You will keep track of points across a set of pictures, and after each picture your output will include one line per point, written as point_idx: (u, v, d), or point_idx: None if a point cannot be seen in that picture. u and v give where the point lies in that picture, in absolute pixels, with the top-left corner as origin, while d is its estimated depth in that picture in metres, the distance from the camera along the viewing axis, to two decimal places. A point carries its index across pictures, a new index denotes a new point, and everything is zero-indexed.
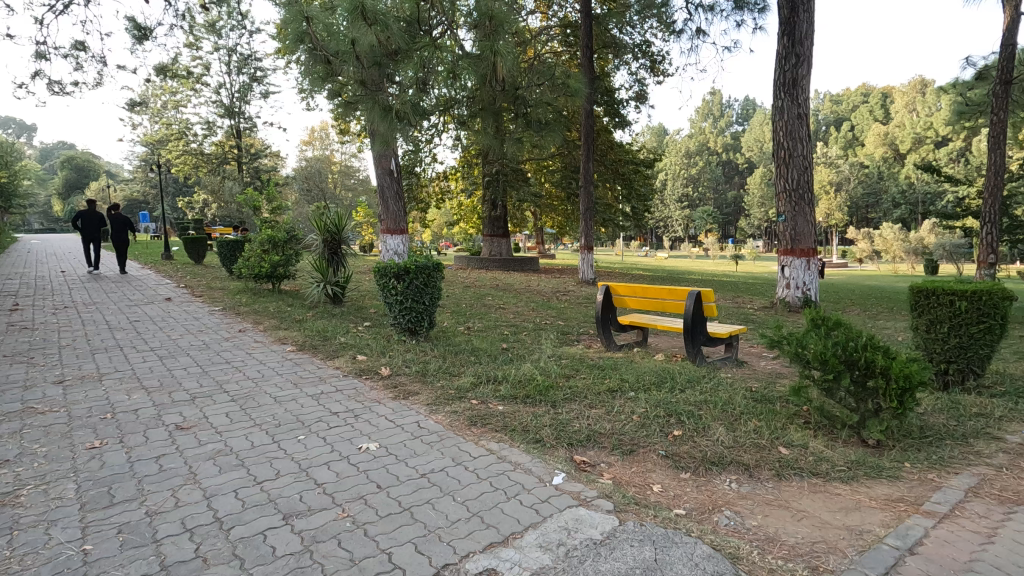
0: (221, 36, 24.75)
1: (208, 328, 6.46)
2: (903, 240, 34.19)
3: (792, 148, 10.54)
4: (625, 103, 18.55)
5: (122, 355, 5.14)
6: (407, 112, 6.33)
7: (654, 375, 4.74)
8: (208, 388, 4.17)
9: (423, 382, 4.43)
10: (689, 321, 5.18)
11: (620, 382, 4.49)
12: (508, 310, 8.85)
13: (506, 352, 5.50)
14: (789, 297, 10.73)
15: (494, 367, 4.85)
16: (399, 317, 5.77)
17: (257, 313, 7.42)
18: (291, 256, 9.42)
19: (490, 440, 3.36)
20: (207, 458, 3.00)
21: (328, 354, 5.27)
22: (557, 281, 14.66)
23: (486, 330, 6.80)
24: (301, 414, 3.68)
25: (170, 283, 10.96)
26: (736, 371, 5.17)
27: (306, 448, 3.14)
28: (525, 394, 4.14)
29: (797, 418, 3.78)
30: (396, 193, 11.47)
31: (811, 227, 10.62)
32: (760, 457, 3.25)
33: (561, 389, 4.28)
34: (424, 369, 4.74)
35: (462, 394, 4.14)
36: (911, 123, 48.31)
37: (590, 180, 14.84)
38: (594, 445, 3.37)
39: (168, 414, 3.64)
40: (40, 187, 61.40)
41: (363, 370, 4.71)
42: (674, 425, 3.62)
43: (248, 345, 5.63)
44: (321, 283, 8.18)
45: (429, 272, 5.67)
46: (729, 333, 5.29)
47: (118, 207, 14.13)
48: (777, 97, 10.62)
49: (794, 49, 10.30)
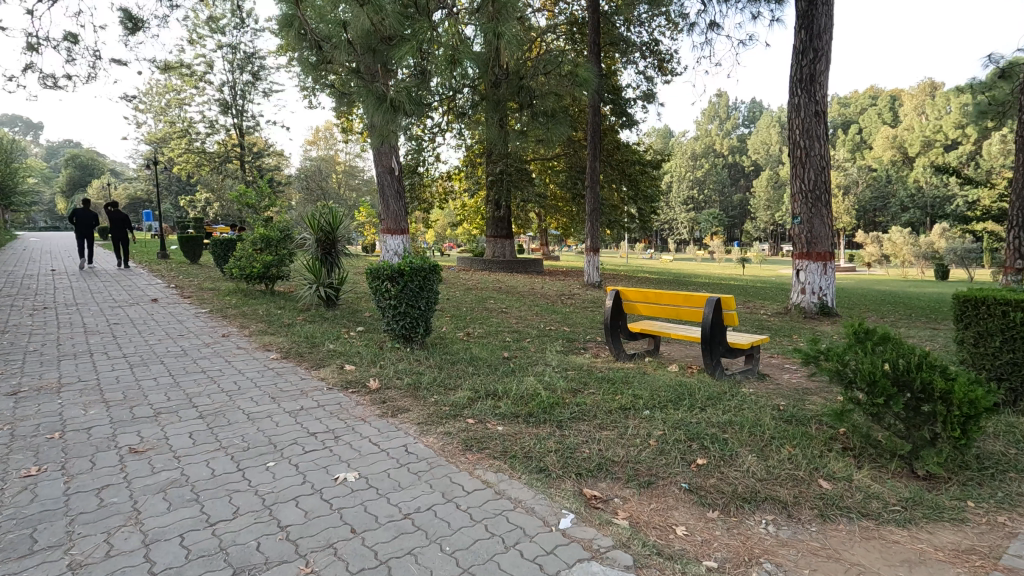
0: (224, 34, 24.47)
1: (190, 333, 6.06)
2: (913, 244, 33.62)
3: (809, 147, 10.08)
4: (633, 103, 18.15)
5: (90, 362, 4.73)
6: (402, 101, 5.93)
7: (671, 390, 4.30)
8: (176, 402, 3.75)
9: (414, 397, 4.00)
10: (707, 330, 4.73)
11: (633, 399, 4.05)
12: (511, 314, 8.45)
13: (507, 362, 5.07)
14: (804, 303, 10.29)
15: (494, 379, 4.43)
16: (393, 323, 5.36)
17: (245, 316, 7.01)
18: (284, 256, 9.03)
19: (487, 469, 2.93)
20: (156, 492, 2.58)
21: (313, 362, 4.85)
22: (561, 284, 14.26)
23: (487, 337, 6.37)
24: (275, 435, 3.26)
25: (161, 283, 10.55)
26: (758, 386, 4.74)
27: (274, 479, 2.72)
28: (528, 412, 3.72)
29: (834, 444, 3.35)
30: (396, 192, 11.05)
31: (828, 229, 10.15)
32: (799, 493, 2.82)
33: (568, 406, 3.85)
34: (417, 381, 4.31)
35: (458, 412, 3.71)
36: (920, 127, 47.73)
37: (596, 180, 14.39)
38: (606, 475, 2.94)
39: (125, 434, 3.21)
40: (43, 184, 61.40)
41: (349, 382, 4.28)
42: (697, 452, 3.18)
43: (228, 351, 5.21)
44: (314, 286, 7.79)
45: (426, 274, 5.24)
46: (750, 343, 4.85)
47: (117, 206, 13.67)
48: (793, 93, 10.19)
49: (811, 44, 9.85)
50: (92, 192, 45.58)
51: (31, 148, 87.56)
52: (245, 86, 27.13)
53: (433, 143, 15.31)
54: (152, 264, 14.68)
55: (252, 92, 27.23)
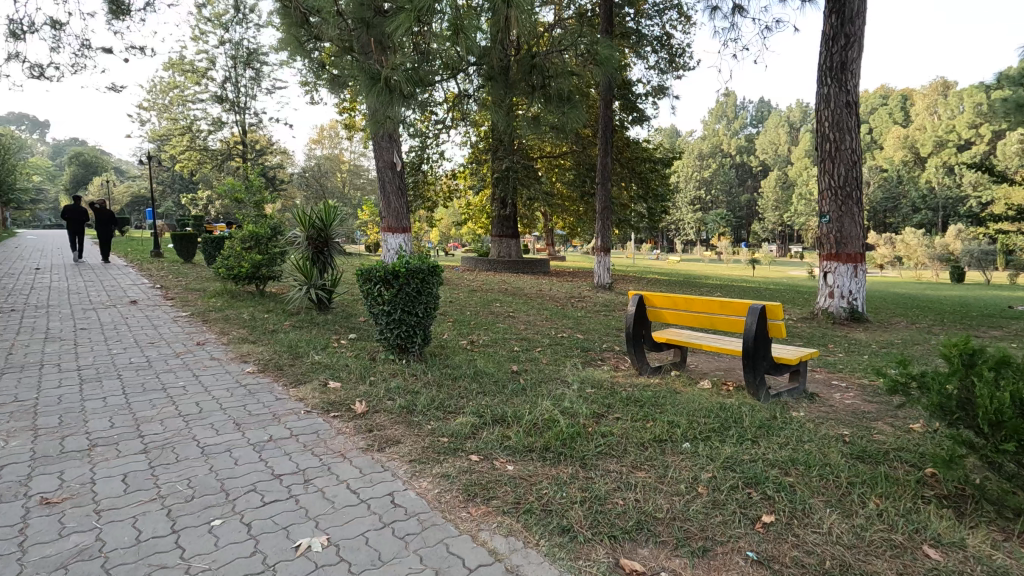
0: (226, 29, 23.94)
1: (162, 340, 5.44)
2: (927, 247, 32.84)
3: (840, 141, 9.38)
4: (643, 99, 17.54)
5: (35, 377, 4.10)
6: (398, 80, 5.21)
7: (711, 414, 3.65)
8: (120, 431, 3.11)
9: (407, 424, 3.34)
10: (749, 343, 4.07)
11: (668, 427, 3.39)
12: (518, 319, 7.79)
13: (517, 378, 4.41)
14: (832, 308, 9.63)
15: (503, 401, 3.77)
16: (387, 332, 4.71)
17: (227, 320, 6.38)
18: (275, 256, 8.39)
19: (494, 531, 2.28)
20: (53, 569, 1.92)
21: (292, 378, 4.19)
22: (569, 285, 13.63)
23: (494, 347, 5.71)
24: (231, 478, 2.61)
25: (147, 282, 9.94)
26: (810, 409, 4.06)
27: (216, 547, 2.07)
28: (544, 445, 3.08)
29: (927, 493, 2.68)
30: (398, 188, 10.39)
31: (859, 229, 9.45)
32: (903, 567, 2.13)
33: (592, 436, 3.20)
34: (411, 403, 3.66)
35: (458, 445, 3.05)
36: (933, 126, 46.72)
37: (608, 176, 13.63)
38: (648, 539, 2.27)
39: (41, 477, 2.56)
40: (49, 183, 61.26)
41: (330, 404, 3.63)
42: (762, 506, 2.50)
43: (199, 363, 4.57)
44: (304, 287, 7.14)
45: (424, 276, 4.61)
46: (799, 358, 4.19)
47: (104, 203, 14.04)
48: (822, 83, 9.50)
49: (843, 29, 9.15)
50: (91, 189, 45.04)
51: (37, 147, 87.56)
52: (248, 84, 26.70)
53: (437, 139, 14.69)
54: (143, 262, 14.09)
55: (255, 89, 26.80)
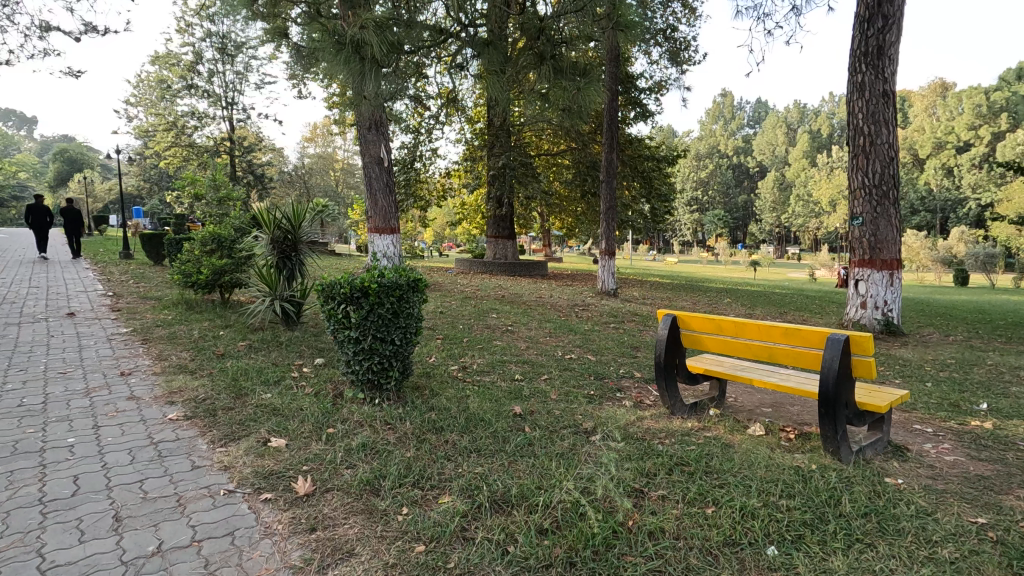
0: (209, 18, 22.70)
1: (80, 368, 4.38)
2: (930, 249, 32.03)
3: (875, 134, 8.41)
4: (647, 93, 16.60)
5: None
6: (371, 43, 4.17)
7: (789, 490, 2.65)
8: None
9: (368, 516, 2.32)
10: (830, 386, 3.06)
11: (739, 517, 2.38)
12: (518, 334, 6.75)
13: (523, 428, 3.39)
14: (865, 320, 8.68)
15: (506, 469, 2.76)
16: (355, 365, 3.67)
17: (171, 340, 5.33)
18: (239, 261, 7.35)
19: None
20: None
21: (227, 431, 3.16)
22: (570, 290, 12.65)
23: (490, 376, 4.66)
24: None
25: (99, 288, 8.80)
26: (913, 475, 3.06)
27: None
28: (568, 556, 2.08)
29: None
30: (385, 185, 9.32)
31: (895, 233, 8.48)
32: None
33: (636, 539, 2.20)
34: (379, 475, 2.64)
35: (440, 562, 2.03)
36: (931, 128, 44.93)
37: (614, 174, 12.55)
38: None
39: None
40: (33, 181, 59.43)
41: (265, 477, 2.61)
42: None
43: (112, 407, 3.52)
44: (268, 299, 6.09)
45: (402, 293, 3.59)
46: (890, 405, 3.20)
47: (72, 200, 12.78)
48: (855, 70, 8.53)
49: (880, 10, 8.17)
50: (75, 185, 43.54)
51: (28, 144, 86.19)
52: (234, 78, 25.47)
53: (430, 134, 13.66)
54: (110, 265, 12.96)
55: (242, 84, 25.59)
